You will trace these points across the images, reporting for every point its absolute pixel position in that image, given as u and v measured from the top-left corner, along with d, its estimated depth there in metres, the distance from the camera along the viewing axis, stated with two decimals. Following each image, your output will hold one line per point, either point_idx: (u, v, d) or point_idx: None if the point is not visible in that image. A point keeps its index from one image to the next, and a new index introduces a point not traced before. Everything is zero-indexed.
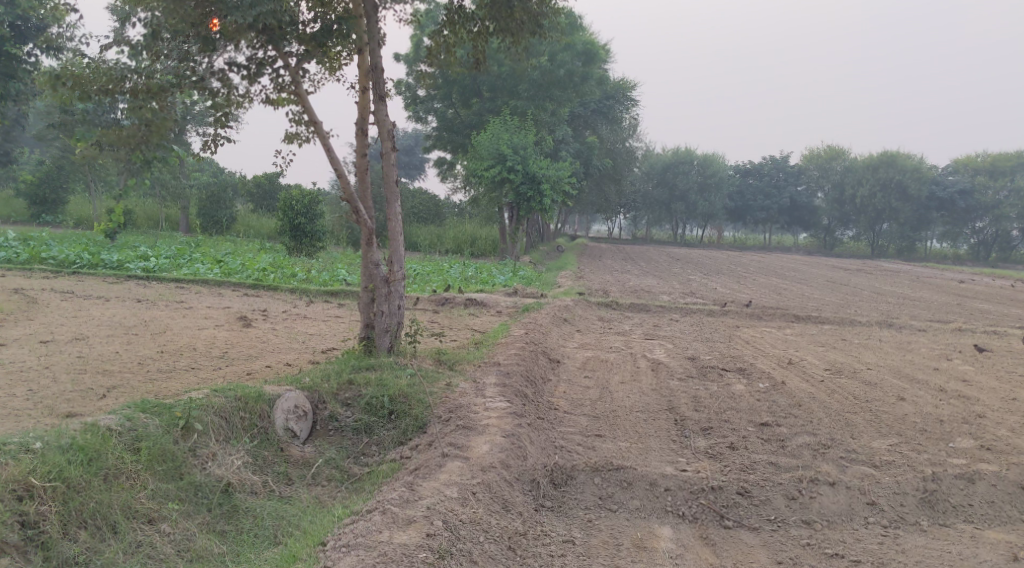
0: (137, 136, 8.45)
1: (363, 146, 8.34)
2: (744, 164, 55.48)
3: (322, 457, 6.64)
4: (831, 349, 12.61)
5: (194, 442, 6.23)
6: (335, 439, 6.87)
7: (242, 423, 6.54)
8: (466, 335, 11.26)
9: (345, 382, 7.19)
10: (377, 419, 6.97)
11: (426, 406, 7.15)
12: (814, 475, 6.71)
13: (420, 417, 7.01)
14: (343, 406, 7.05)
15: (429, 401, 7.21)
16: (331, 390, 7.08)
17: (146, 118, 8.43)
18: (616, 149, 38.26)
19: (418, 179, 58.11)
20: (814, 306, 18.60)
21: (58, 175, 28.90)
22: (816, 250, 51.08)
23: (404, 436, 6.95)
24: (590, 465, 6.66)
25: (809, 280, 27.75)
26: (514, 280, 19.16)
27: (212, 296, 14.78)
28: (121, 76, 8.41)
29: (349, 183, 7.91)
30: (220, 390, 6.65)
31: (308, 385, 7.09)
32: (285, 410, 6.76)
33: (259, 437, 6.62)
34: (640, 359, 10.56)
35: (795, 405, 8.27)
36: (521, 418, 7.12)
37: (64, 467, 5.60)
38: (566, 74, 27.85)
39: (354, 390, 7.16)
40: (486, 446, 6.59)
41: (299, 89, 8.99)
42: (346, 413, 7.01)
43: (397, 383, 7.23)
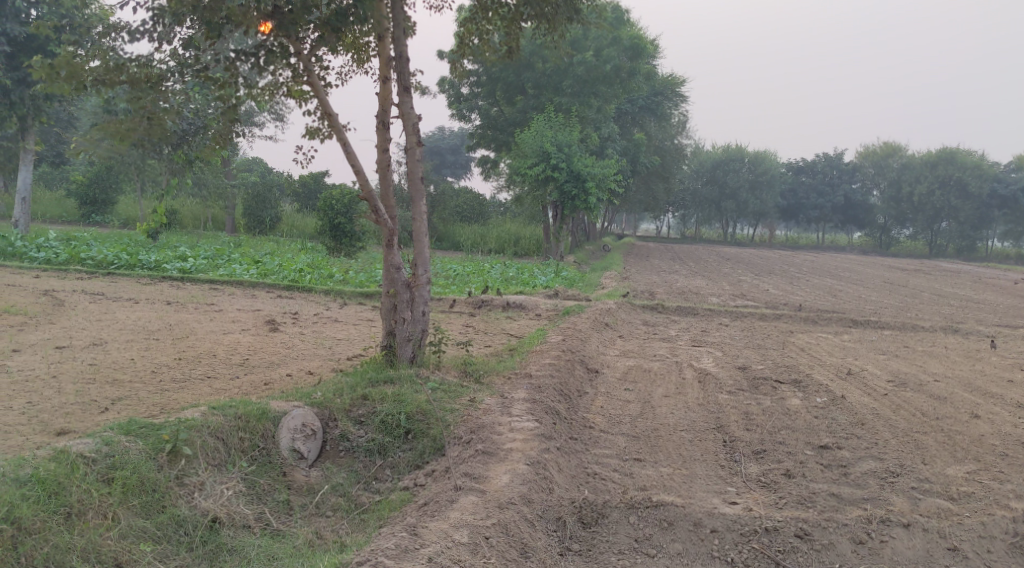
0: (138, 130, 8.20)
1: (385, 139, 7.72)
2: (797, 162, 54.14)
3: (328, 483, 6.08)
4: (893, 358, 11.76)
5: (181, 469, 5.71)
6: (345, 461, 6.31)
7: (241, 446, 6.04)
8: (501, 342, 10.68)
9: (359, 396, 6.65)
10: (393, 439, 6.42)
11: (446, 425, 6.55)
12: (885, 514, 5.97)
13: (438, 438, 6.43)
14: (356, 424, 6.48)
15: (449, 419, 6.61)
16: (343, 406, 6.54)
17: (146, 110, 8.16)
18: (664, 147, 37.44)
19: (464, 178, 57.69)
20: (872, 310, 17.63)
21: (105, 175, 29.07)
22: (870, 250, 49.43)
23: (421, 459, 6.37)
24: (625, 502, 5.98)
25: (865, 281, 26.62)
26: (556, 281, 18.55)
27: (245, 297, 14.42)
28: (118, 65, 8.11)
29: (369, 180, 7.30)
30: (219, 408, 6.18)
31: (317, 401, 6.58)
32: (291, 428, 6.25)
33: (260, 460, 6.10)
34: (686, 369, 9.87)
35: (857, 423, 7.52)
36: (549, 442, 6.47)
37: (16, 505, 5.07)
38: (613, 69, 27.01)
39: (368, 406, 6.59)
40: (506, 477, 5.96)
41: (312, 78, 8.43)
42: (359, 432, 6.45)
43: (415, 399, 6.66)
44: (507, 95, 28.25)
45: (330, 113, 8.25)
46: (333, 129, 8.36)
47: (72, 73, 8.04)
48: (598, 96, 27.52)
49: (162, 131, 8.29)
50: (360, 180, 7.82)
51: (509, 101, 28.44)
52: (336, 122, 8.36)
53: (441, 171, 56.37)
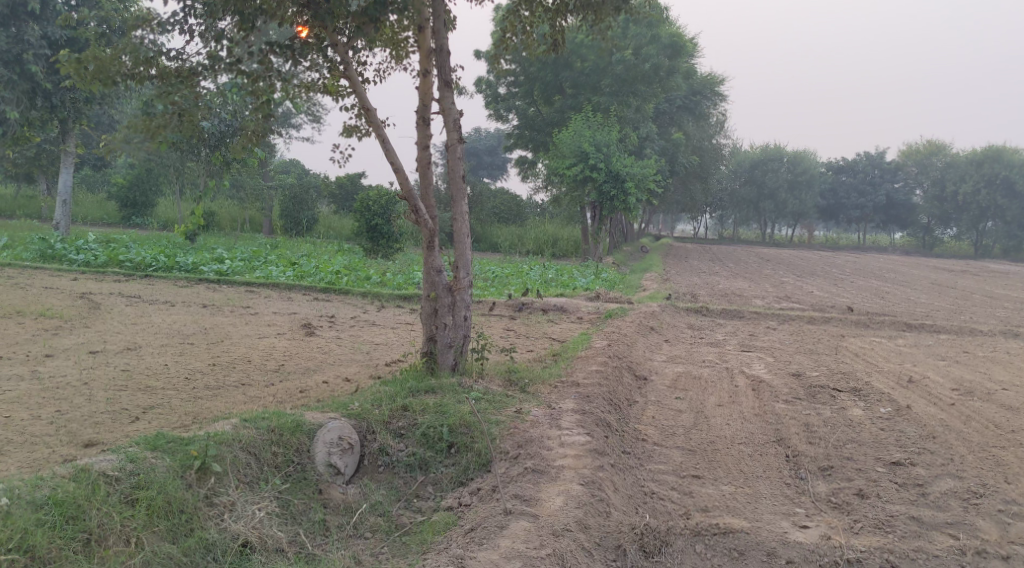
0: (168, 125, 8.09)
1: (425, 135, 7.35)
2: (837, 161, 53.09)
3: (367, 502, 5.73)
4: (953, 364, 11.18)
5: (211, 487, 5.41)
6: (385, 478, 5.97)
7: (274, 461, 5.74)
8: (543, 347, 10.32)
9: (399, 407, 6.30)
10: (435, 454, 6.07)
11: (491, 439, 6.18)
12: (979, 545, 5.48)
13: (482, 453, 6.06)
14: (396, 437, 6.13)
15: (495, 433, 6.23)
16: (382, 419, 6.20)
17: (177, 106, 8.03)
18: (703, 146, 36.84)
19: (500, 179, 57.40)
20: (924, 312, 17.01)
21: (146, 178, 29.24)
22: (913, 250, 48.26)
23: (465, 475, 6.00)
24: (689, 529, 5.56)
25: (913, 282, 25.86)
26: (596, 283, 18.14)
27: (281, 300, 14.20)
28: (147, 59, 7.97)
29: (408, 178, 6.94)
30: (252, 421, 5.90)
31: (355, 412, 6.25)
32: (327, 442, 5.92)
33: (295, 476, 5.78)
34: (738, 376, 9.42)
35: (927, 436, 7.03)
36: (603, 457, 6.07)
37: (31, 533, 4.83)
38: (652, 68, 26.52)
39: (408, 418, 6.25)
40: (559, 499, 5.56)
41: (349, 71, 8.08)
42: (399, 446, 6.10)
43: (459, 411, 6.31)
44: (545, 94, 27.89)
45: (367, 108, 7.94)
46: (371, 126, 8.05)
47: (101, 68, 7.86)
48: (636, 95, 26.98)
49: (192, 127, 8.18)
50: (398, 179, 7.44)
51: (547, 101, 28.08)
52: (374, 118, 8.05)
53: (477, 172, 56.17)
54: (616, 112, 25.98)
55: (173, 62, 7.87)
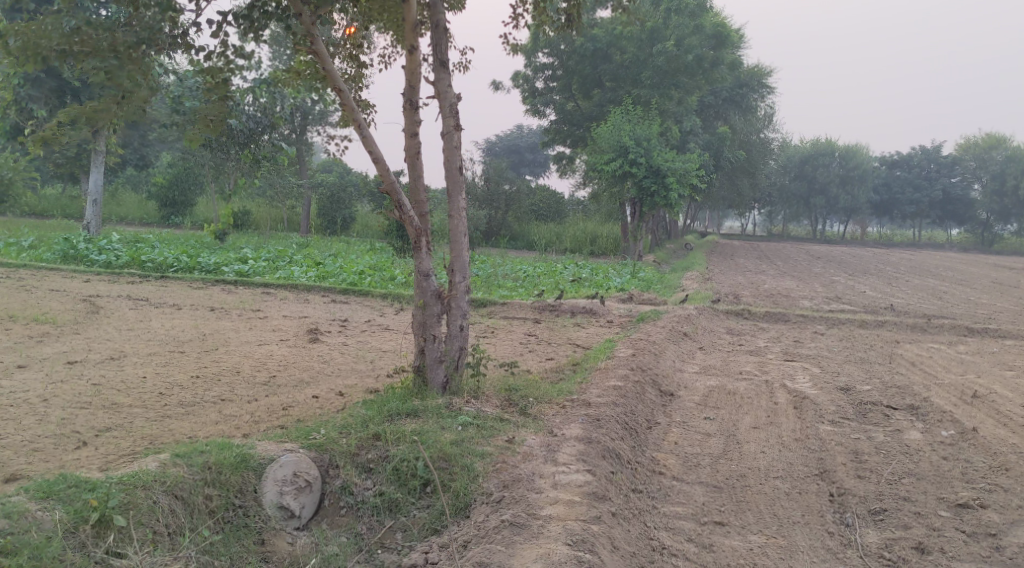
0: (109, 112, 6.75)
1: (413, 122, 6.51)
2: (890, 156, 51.31)
3: (318, 556, 4.97)
4: (1023, 376, 10.02)
5: (111, 544, 4.66)
6: (347, 522, 5.29)
7: (207, 507, 5.02)
8: (563, 358, 9.42)
9: (369, 436, 5.58)
10: (406, 495, 5.33)
11: (473, 477, 5.35)
12: None
13: (461, 495, 5.23)
14: (362, 474, 5.43)
15: (479, 468, 5.40)
16: (347, 451, 5.49)
17: (120, 88, 6.70)
18: (750, 140, 35.54)
19: (543, 176, 56.49)
20: (985, 314, 15.76)
21: (184, 176, 28.90)
22: (972, 247, 46.16)
23: (440, 521, 5.18)
24: None
25: (972, 281, 24.42)
26: (632, 282, 17.18)
27: (296, 303, 13.48)
28: (74, 28, 6.50)
29: (391, 170, 6.12)
30: (184, 457, 5.18)
31: (317, 442, 5.52)
32: (278, 480, 5.22)
33: (233, 524, 5.08)
34: (779, 390, 8.44)
35: (999, 468, 6.00)
36: (603, 503, 5.17)
37: None
38: (695, 59, 25.37)
39: (379, 450, 5.53)
40: (537, 561, 4.61)
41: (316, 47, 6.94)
42: (365, 485, 5.40)
43: (438, 442, 5.52)
44: (584, 88, 26.97)
45: (341, 89, 6.98)
46: (348, 110, 7.09)
47: (29, 45, 6.41)
48: (679, 88, 25.69)
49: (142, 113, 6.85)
50: (383, 171, 6.64)
51: (586, 95, 27.14)
52: (351, 102, 7.07)
53: (519, 169, 55.18)
54: (657, 105, 24.90)
55: (109, 35, 6.54)
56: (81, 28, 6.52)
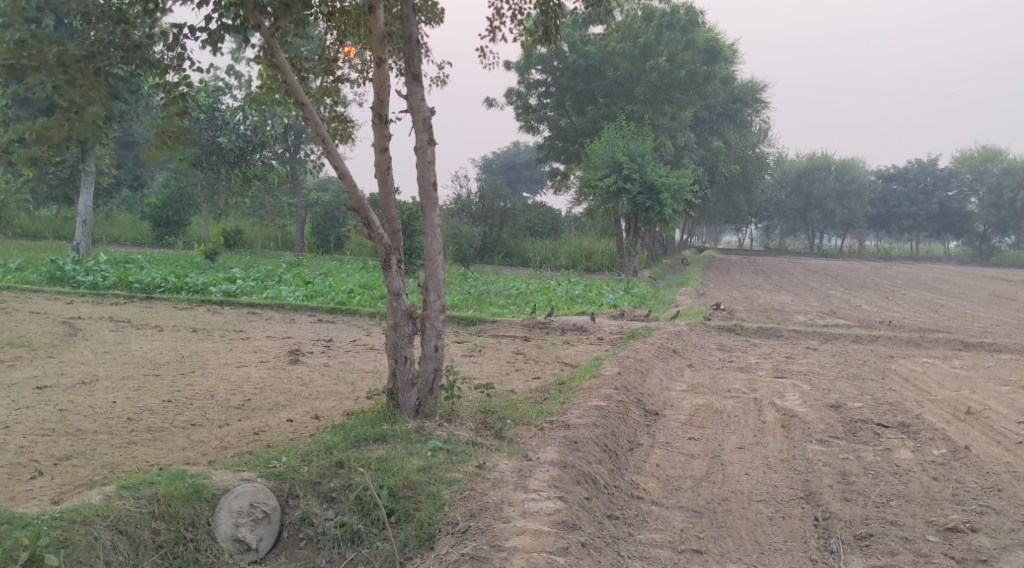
0: (59, 130, 6.31)
1: (383, 136, 6.36)
2: (886, 169, 51.21)
3: None
4: (1018, 391, 9.83)
5: None
6: (306, 554, 5.19)
7: (152, 544, 5.02)
8: (548, 377, 9.22)
9: (332, 464, 5.43)
10: (370, 526, 5.16)
11: (440, 505, 5.16)
12: None
13: (426, 525, 5.04)
14: (325, 504, 5.30)
15: (446, 496, 5.21)
16: (307, 480, 5.36)
17: (70, 103, 6.30)
18: (745, 155, 35.43)
19: (540, 193, 56.35)
20: (981, 328, 15.57)
21: (177, 196, 28.74)
22: (970, 260, 46.02)
23: (405, 552, 4.99)
24: None
25: (969, 294, 24.25)
26: (625, 299, 16.99)
27: (282, 323, 13.28)
28: (19, 42, 6.15)
29: (358, 185, 5.96)
30: (130, 489, 5.18)
31: (276, 471, 5.43)
32: (233, 512, 5.15)
33: (182, 559, 5.07)
34: (767, 408, 8.24)
35: (991, 489, 5.80)
36: (575, 532, 4.98)
37: None
38: (688, 74, 25.26)
39: (342, 478, 5.37)
40: None
41: (277, 59, 6.77)
42: (326, 515, 5.26)
43: (404, 469, 5.33)
44: (577, 104, 26.87)
45: (306, 103, 6.81)
46: (312, 124, 6.86)
47: None
48: (673, 103, 25.56)
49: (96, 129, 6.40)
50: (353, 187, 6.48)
51: (579, 111, 27.03)
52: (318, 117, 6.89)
53: (516, 186, 55.04)
54: (650, 120, 24.78)
55: (56, 49, 6.18)
56: (27, 41, 6.17)
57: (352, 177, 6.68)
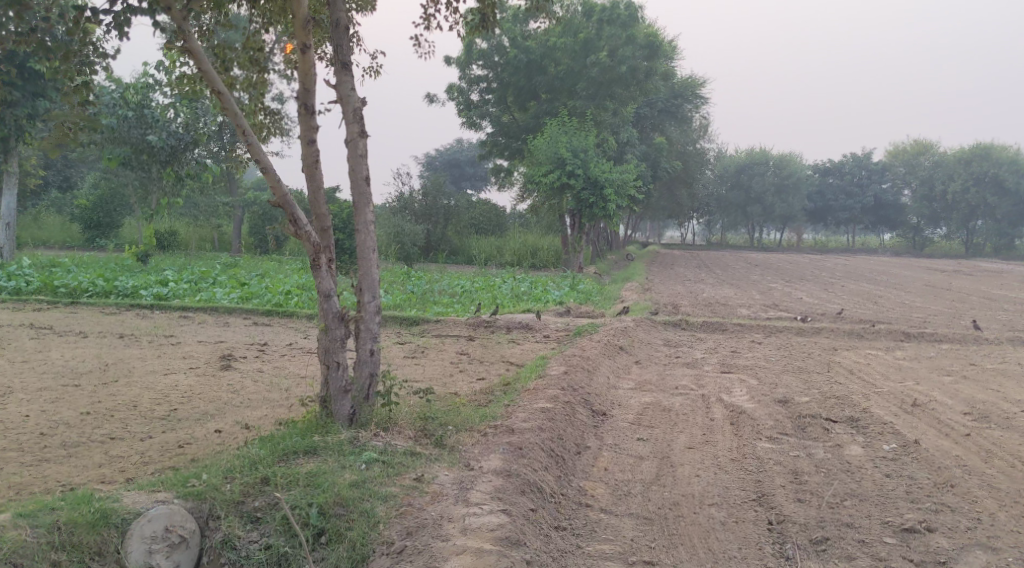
0: None
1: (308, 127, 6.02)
2: (823, 163, 52.01)
3: None
4: (961, 381, 9.85)
5: None
6: None
7: None
8: (492, 378, 8.91)
9: (257, 480, 5.16)
10: (297, 548, 4.92)
11: (375, 524, 4.90)
12: None
13: (358, 545, 4.79)
14: (248, 525, 5.04)
15: (382, 514, 4.95)
16: (229, 499, 5.08)
17: None
18: (687, 151, 35.63)
19: (485, 191, 56.04)
20: (920, 318, 15.74)
21: (109, 197, 27.70)
22: (905, 251, 47.02)
23: None
24: None
25: (905, 284, 24.67)
26: (570, 295, 16.77)
27: (215, 327, 12.74)
28: None
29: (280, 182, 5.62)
30: (34, 516, 4.82)
31: (195, 490, 5.11)
32: (148, 537, 4.87)
33: None
34: (716, 405, 8.06)
35: (944, 485, 5.73)
36: (520, 548, 4.75)
37: None
38: (629, 69, 25.12)
39: (268, 497, 5.10)
40: None
41: (190, 44, 6.39)
42: (250, 537, 5.01)
43: (335, 484, 5.08)
44: (519, 101, 26.61)
45: (222, 91, 6.43)
46: (231, 114, 6.49)
47: None
48: (614, 98, 25.47)
49: None
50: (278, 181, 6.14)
51: (522, 108, 26.79)
52: (235, 106, 6.51)
53: (460, 184, 54.65)
54: (592, 116, 24.62)
55: None
56: None
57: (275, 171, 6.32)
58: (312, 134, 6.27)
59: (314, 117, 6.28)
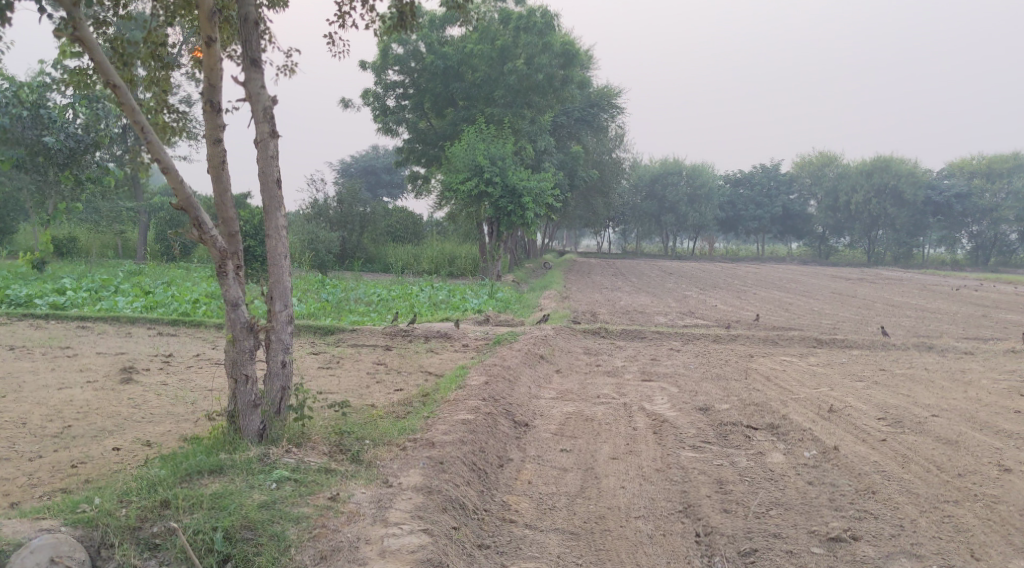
0: None
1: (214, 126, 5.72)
2: (734, 173, 53.25)
3: None
4: (873, 386, 10.04)
5: None
6: None
7: None
8: (411, 388, 8.66)
9: (156, 504, 4.88)
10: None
11: (288, 549, 4.71)
12: None
13: None
14: (143, 553, 4.76)
15: (294, 538, 4.74)
16: (123, 526, 4.80)
17: None
18: (602, 161, 35.95)
19: (401, 198, 55.42)
20: (829, 324, 16.13)
21: (4, 201, 26.19)
22: (811, 260, 48.52)
23: None
24: None
25: (813, 292, 25.39)
26: (489, 303, 16.60)
27: (117, 338, 12.09)
28: None
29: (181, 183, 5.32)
30: None
31: (84, 517, 4.82)
32: None
33: None
34: (638, 413, 7.98)
35: (866, 492, 5.82)
36: None
37: None
38: (546, 78, 25.13)
39: (166, 522, 4.82)
40: None
41: (82, 32, 6.04)
42: (145, 566, 4.74)
43: (242, 507, 4.86)
44: (436, 107, 26.41)
45: (117, 82, 6.05)
46: (127, 109, 6.13)
47: None
48: (531, 107, 25.47)
49: None
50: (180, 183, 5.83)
51: (439, 114, 26.56)
52: (132, 100, 6.15)
53: (376, 191, 53.93)
54: (510, 124, 24.53)
55: None
56: None
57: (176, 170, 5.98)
58: (218, 133, 5.97)
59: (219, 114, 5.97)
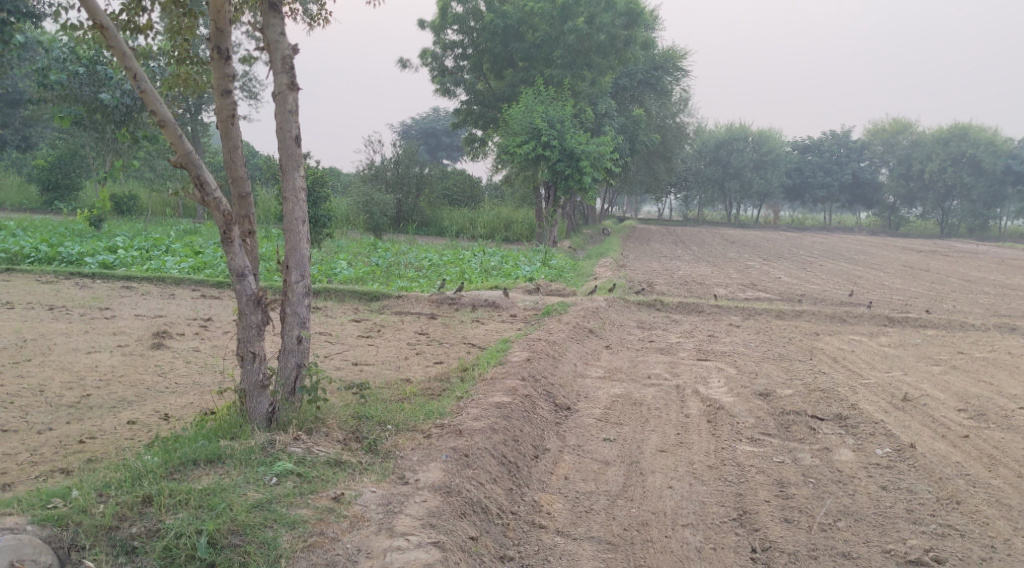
0: None
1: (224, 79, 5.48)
2: (802, 140, 51.39)
3: None
4: (951, 372, 9.23)
5: None
6: None
7: None
8: (449, 363, 8.15)
9: (137, 502, 4.60)
10: None
11: (287, 556, 4.44)
12: None
13: None
14: (119, 556, 4.45)
15: (290, 546, 4.48)
16: (96, 525, 4.50)
17: None
18: (665, 125, 34.73)
19: (460, 160, 54.89)
20: (902, 301, 15.16)
21: (67, 158, 26.25)
22: (880, 231, 46.68)
23: None
24: None
25: (883, 264, 24.17)
26: (541, 271, 16.00)
27: (159, 299, 11.83)
28: None
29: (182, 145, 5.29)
30: None
31: (54, 515, 4.53)
32: None
33: None
34: (691, 398, 7.34)
35: (949, 501, 5.26)
36: None
37: None
38: (608, 38, 24.11)
39: (147, 523, 4.54)
40: None
41: None
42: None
43: (231, 510, 4.59)
44: (495, 68, 25.66)
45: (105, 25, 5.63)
46: (118, 53, 5.71)
47: None
48: (592, 68, 24.53)
49: None
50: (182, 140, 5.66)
51: (497, 75, 25.82)
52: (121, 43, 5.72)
53: (436, 153, 53.61)
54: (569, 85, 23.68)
55: None
56: None
57: (174, 124, 5.66)
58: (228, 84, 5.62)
59: (229, 63, 5.59)
